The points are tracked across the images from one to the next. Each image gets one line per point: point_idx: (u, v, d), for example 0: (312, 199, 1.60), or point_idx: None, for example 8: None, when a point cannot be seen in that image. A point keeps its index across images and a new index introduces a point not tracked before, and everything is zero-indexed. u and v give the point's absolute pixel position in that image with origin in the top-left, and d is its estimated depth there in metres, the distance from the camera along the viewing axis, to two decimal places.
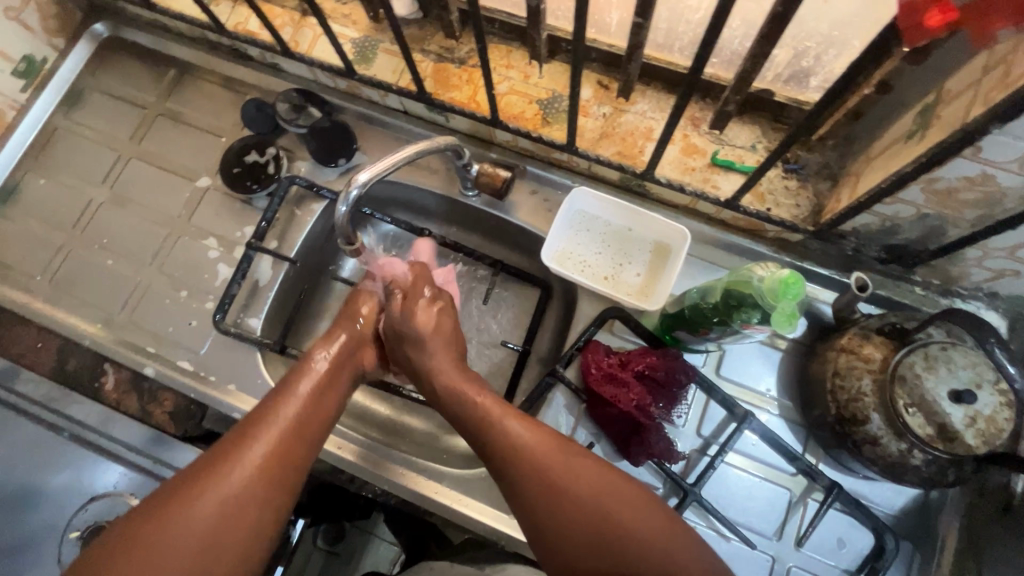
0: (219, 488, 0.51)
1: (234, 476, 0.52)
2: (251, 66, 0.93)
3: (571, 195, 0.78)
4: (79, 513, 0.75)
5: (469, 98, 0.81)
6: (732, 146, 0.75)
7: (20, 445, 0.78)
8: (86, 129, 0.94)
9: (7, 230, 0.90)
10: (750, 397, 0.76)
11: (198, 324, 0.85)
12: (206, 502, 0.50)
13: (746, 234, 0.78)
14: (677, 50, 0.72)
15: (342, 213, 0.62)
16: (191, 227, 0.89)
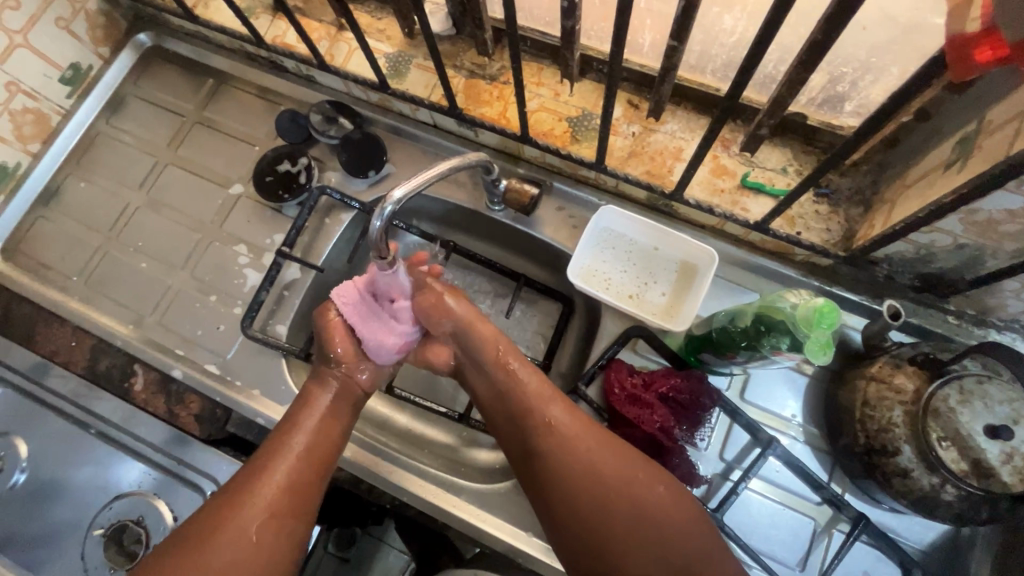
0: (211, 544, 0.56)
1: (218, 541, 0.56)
2: (287, 77, 0.96)
3: (598, 213, 0.78)
4: (103, 511, 0.77)
5: (500, 114, 0.82)
6: (762, 169, 0.74)
7: (49, 440, 0.80)
8: (126, 135, 0.97)
9: (48, 231, 0.93)
10: (775, 422, 0.75)
11: (225, 329, 0.86)
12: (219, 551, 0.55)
13: (774, 257, 0.77)
14: (710, 72, 0.72)
15: (376, 228, 0.58)
16: (223, 233, 0.91)
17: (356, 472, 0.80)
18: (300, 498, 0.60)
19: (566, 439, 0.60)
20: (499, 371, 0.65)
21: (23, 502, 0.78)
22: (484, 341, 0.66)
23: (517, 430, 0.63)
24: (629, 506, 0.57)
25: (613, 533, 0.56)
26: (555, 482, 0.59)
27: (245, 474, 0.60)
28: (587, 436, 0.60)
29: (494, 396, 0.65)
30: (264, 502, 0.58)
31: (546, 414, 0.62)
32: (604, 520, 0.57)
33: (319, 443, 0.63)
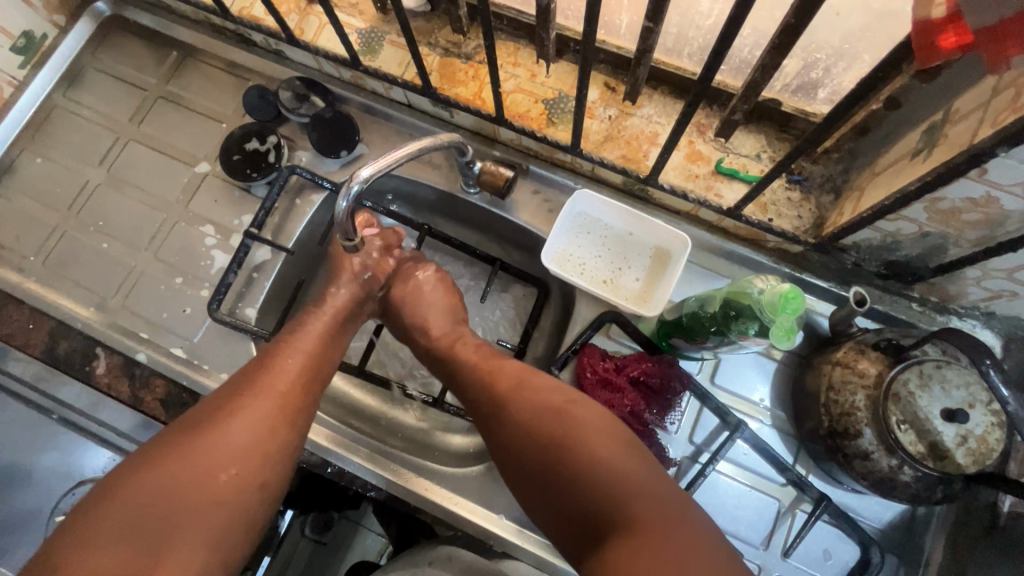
0: (228, 419, 0.57)
1: (238, 415, 0.57)
2: (255, 52, 0.92)
3: (573, 197, 0.78)
4: (68, 496, 0.80)
5: (475, 95, 0.80)
6: (736, 155, 0.74)
7: (11, 426, 0.82)
8: (85, 109, 0.93)
9: (1, 208, 0.89)
10: (743, 406, 0.76)
11: (192, 312, 0.84)
12: (241, 423, 0.57)
13: (747, 244, 0.78)
14: (686, 56, 0.72)
15: (343, 207, 0.59)
16: (189, 213, 0.88)
17: (327, 456, 0.79)
18: (305, 391, 0.62)
19: (551, 415, 0.57)
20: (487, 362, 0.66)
21: None
22: (448, 331, 0.71)
23: (461, 380, 0.66)
24: (541, 431, 0.57)
25: (526, 458, 0.57)
26: (489, 421, 0.61)
27: (260, 362, 0.63)
28: (515, 376, 0.63)
29: (485, 381, 0.63)
30: (283, 384, 0.61)
31: (536, 393, 0.60)
32: (522, 448, 0.57)
33: (324, 350, 0.67)
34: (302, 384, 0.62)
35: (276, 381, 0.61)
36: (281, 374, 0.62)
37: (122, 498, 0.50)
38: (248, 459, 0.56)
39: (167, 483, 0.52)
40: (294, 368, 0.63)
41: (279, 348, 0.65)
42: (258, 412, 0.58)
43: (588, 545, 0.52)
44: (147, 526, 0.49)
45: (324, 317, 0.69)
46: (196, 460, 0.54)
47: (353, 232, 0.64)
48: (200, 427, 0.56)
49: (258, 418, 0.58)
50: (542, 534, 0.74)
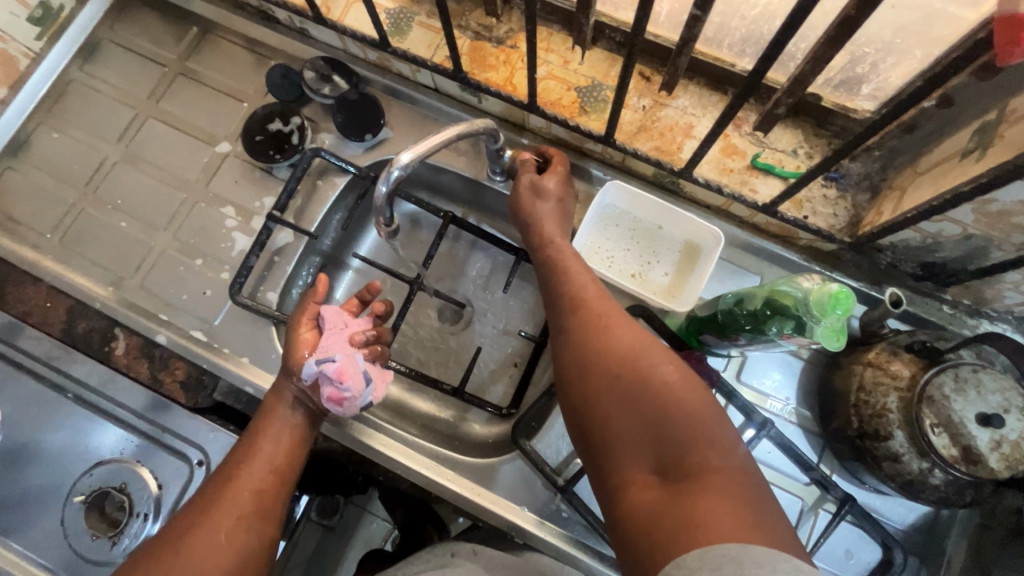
0: (183, 546, 0.57)
1: (194, 539, 0.58)
2: (277, 29, 0.90)
3: (603, 188, 0.76)
4: (85, 477, 0.77)
5: (506, 80, 0.78)
6: (772, 150, 0.73)
7: (24, 403, 0.79)
8: (102, 84, 0.91)
9: (17, 183, 0.87)
10: (769, 404, 0.76)
11: (212, 295, 0.83)
12: (195, 547, 0.57)
13: (779, 241, 0.77)
14: (727, 47, 0.70)
15: (382, 193, 0.62)
16: (209, 194, 0.86)
17: (348, 443, 0.79)
18: (267, 507, 0.62)
19: (619, 347, 0.55)
20: (565, 284, 0.65)
21: None
22: (561, 246, 0.69)
23: (556, 296, 0.64)
24: (607, 360, 0.55)
25: (602, 383, 0.54)
26: (566, 340, 0.60)
27: (221, 477, 0.63)
28: (605, 308, 0.61)
29: (565, 303, 0.63)
30: (237, 502, 0.61)
31: (608, 322, 0.58)
32: (601, 369, 0.55)
33: (287, 460, 0.66)
34: (260, 498, 0.62)
35: (232, 501, 0.61)
36: (237, 491, 0.61)
37: None
38: None
39: None
40: (257, 479, 0.63)
41: (238, 458, 0.65)
42: (215, 531, 0.58)
43: (640, 480, 0.49)
44: None
45: (284, 417, 0.68)
46: None
47: (389, 215, 0.67)
48: (159, 554, 0.57)
49: (217, 538, 0.58)
50: (564, 527, 0.74)
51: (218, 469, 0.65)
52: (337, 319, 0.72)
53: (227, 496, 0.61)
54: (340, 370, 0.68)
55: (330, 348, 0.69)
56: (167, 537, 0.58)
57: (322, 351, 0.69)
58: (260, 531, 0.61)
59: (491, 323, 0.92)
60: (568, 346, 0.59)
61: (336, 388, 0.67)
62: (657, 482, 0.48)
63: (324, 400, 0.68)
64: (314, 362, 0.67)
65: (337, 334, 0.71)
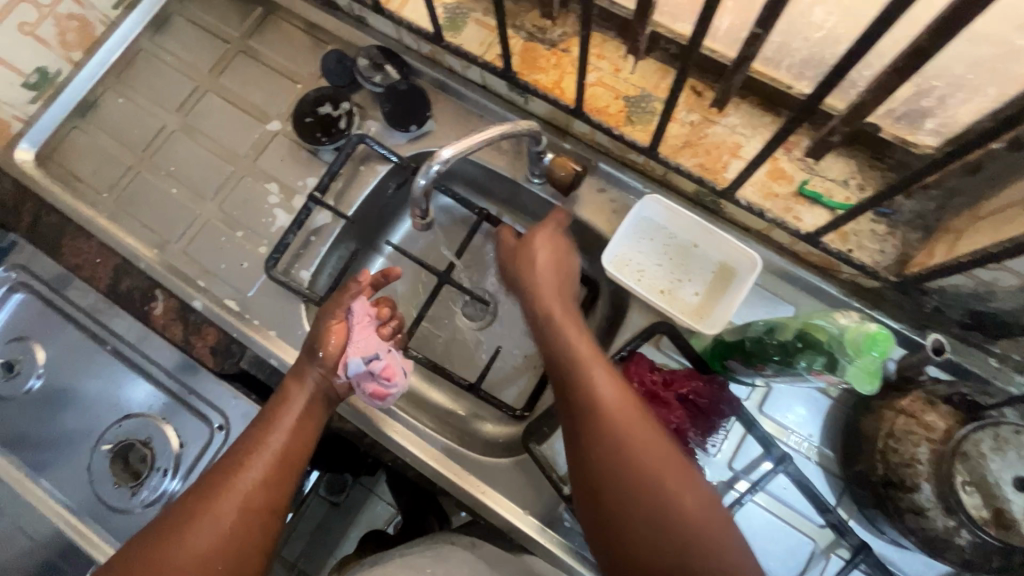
0: (187, 533, 0.59)
1: (198, 526, 0.59)
2: (337, 15, 0.92)
3: (641, 201, 0.75)
4: (114, 427, 0.82)
5: (555, 83, 0.78)
6: (822, 178, 0.71)
7: (68, 350, 0.85)
8: (168, 55, 0.95)
9: (82, 143, 0.92)
10: (790, 439, 0.74)
11: (249, 267, 0.85)
12: (198, 535, 0.59)
13: (818, 272, 0.74)
14: (785, 68, 0.68)
15: (420, 186, 0.63)
16: (256, 169, 0.89)
17: (360, 426, 0.80)
18: (276, 495, 0.63)
19: (611, 418, 0.56)
20: (558, 336, 0.63)
21: (40, 405, 0.84)
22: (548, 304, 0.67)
23: (550, 352, 0.63)
24: (608, 439, 0.56)
25: (605, 463, 0.55)
26: (564, 404, 0.60)
27: (231, 458, 0.64)
28: (596, 363, 0.60)
29: (557, 362, 0.62)
30: (241, 491, 0.61)
31: (593, 376, 0.59)
32: (602, 490, 0.55)
33: (295, 447, 0.66)
34: (265, 488, 0.63)
35: (235, 489, 0.61)
36: (245, 477, 0.62)
37: None
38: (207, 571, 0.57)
39: None
40: (269, 469, 0.63)
41: (249, 442, 0.65)
42: (218, 522, 0.60)
43: (638, 559, 0.53)
44: None
45: (297, 402, 0.69)
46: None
47: (426, 210, 0.68)
48: (163, 537, 0.59)
49: (220, 528, 0.59)
50: (565, 536, 0.74)
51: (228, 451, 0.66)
52: (364, 315, 0.75)
53: (233, 480, 0.62)
54: (387, 367, 0.73)
55: (370, 347, 0.73)
56: (179, 511, 0.60)
57: (364, 349, 0.72)
58: (267, 519, 0.62)
59: (515, 323, 0.92)
60: (565, 414, 0.60)
61: (383, 385, 0.73)
62: (657, 562, 0.53)
63: (368, 395, 0.73)
64: (362, 360, 0.71)
65: (370, 330, 0.74)
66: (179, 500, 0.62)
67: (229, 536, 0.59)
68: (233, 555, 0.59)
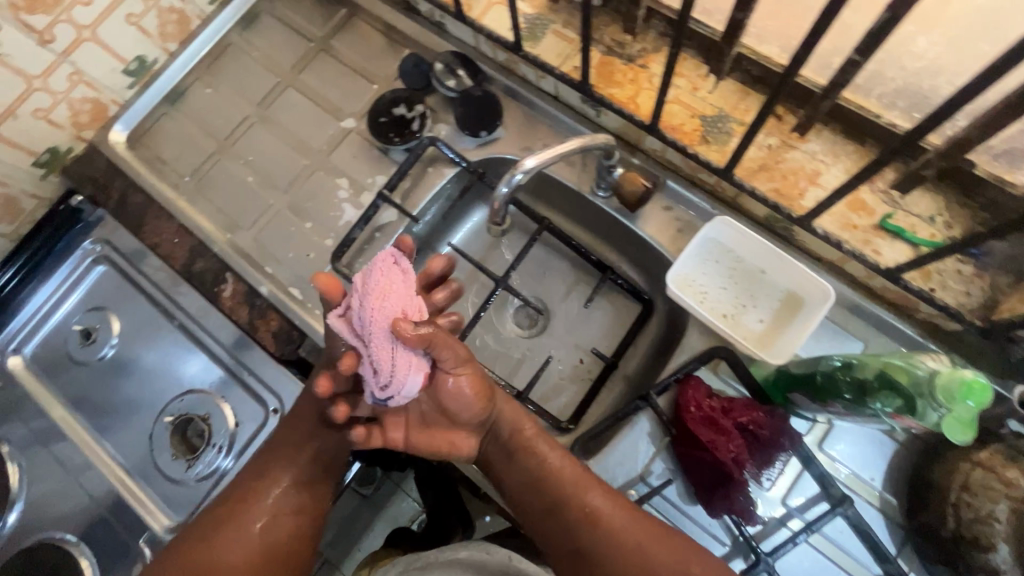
0: (226, 534, 0.68)
1: (235, 526, 0.69)
2: (417, 20, 0.94)
3: (711, 222, 0.74)
4: (176, 401, 0.86)
5: (630, 98, 0.78)
6: (906, 213, 0.68)
7: (142, 323, 0.91)
8: (255, 50, 0.99)
9: (170, 128, 0.97)
10: (851, 481, 0.71)
11: (315, 257, 0.88)
12: (230, 538, 0.68)
13: (894, 309, 0.71)
14: (875, 96, 0.66)
15: (501, 194, 0.66)
16: (329, 164, 0.92)
17: None
18: (311, 497, 0.72)
19: (609, 528, 0.65)
20: (530, 459, 0.68)
21: (113, 371, 0.90)
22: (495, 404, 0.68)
23: (525, 476, 0.68)
24: (599, 545, 0.64)
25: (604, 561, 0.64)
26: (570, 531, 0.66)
27: (262, 465, 0.72)
28: (579, 484, 0.67)
29: (530, 482, 0.68)
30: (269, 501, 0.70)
31: (588, 502, 0.66)
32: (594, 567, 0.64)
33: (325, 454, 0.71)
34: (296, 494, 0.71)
35: (272, 490, 0.70)
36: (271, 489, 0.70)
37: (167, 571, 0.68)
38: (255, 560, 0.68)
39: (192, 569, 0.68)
40: (297, 476, 0.71)
41: (275, 450, 0.72)
42: (250, 524, 0.69)
43: None
44: None
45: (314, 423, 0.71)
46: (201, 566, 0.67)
47: (503, 217, 0.71)
48: (209, 536, 0.69)
49: (252, 528, 0.69)
50: None
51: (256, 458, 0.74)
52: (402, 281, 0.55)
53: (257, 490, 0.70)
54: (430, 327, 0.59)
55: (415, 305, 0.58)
56: (215, 514, 0.70)
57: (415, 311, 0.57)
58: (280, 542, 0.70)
59: (566, 334, 0.92)
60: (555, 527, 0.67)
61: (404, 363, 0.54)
62: None
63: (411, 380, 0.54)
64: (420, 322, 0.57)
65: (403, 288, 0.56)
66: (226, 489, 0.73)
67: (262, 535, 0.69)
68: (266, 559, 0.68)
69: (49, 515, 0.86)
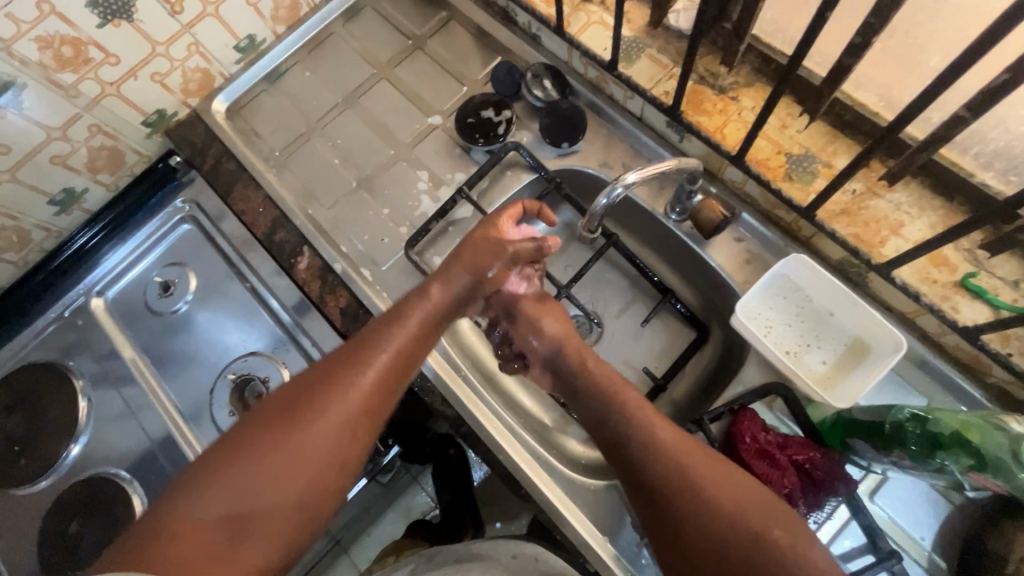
0: (309, 426, 0.63)
1: (318, 417, 0.64)
2: (513, 30, 0.98)
3: (784, 259, 0.74)
4: (240, 360, 0.92)
5: (717, 128, 0.79)
6: (990, 274, 0.67)
7: (217, 284, 0.97)
8: (355, 42, 1.04)
9: (267, 105, 1.03)
10: (898, 535, 0.70)
11: (389, 243, 0.92)
12: (313, 436, 0.63)
13: (964, 370, 0.70)
14: (972, 155, 0.66)
15: (601, 204, 0.72)
16: (411, 156, 0.96)
17: (462, 416, 0.81)
18: (387, 396, 0.68)
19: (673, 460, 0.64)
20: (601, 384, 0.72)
21: (184, 325, 0.96)
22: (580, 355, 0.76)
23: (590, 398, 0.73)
24: (665, 474, 0.63)
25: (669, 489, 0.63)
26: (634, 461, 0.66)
27: (342, 357, 0.69)
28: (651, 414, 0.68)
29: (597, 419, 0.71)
30: (358, 395, 0.66)
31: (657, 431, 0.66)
32: (688, 543, 0.61)
33: (410, 352, 0.71)
34: (379, 392, 0.67)
35: (359, 385, 0.66)
36: (360, 382, 0.67)
37: (226, 476, 0.60)
38: (318, 458, 0.63)
39: (261, 474, 0.60)
40: (382, 371, 0.68)
41: (361, 340, 0.70)
42: (337, 420, 0.64)
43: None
44: (235, 510, 0.58)
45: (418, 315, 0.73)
46: (280, 460, 0.61)
47: (596, 226, 0.77)
48: (281, 429, 0.63)
49: (332, 422, 0.64)
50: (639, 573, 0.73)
51: (331, 354, 0.70)
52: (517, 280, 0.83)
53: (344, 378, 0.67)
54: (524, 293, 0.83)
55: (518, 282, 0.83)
56: (294, 400, 0.65)
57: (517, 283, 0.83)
58: (352, 439, 0.65)
59: (618, 351, 0.92)
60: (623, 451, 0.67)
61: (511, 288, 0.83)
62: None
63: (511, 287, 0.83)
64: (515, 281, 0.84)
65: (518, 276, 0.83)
66: (251, 425, 0.64)
67: (346, 432, 0.64)
68: (335, 457, 0.64)
69: (107, 449, 0.91)
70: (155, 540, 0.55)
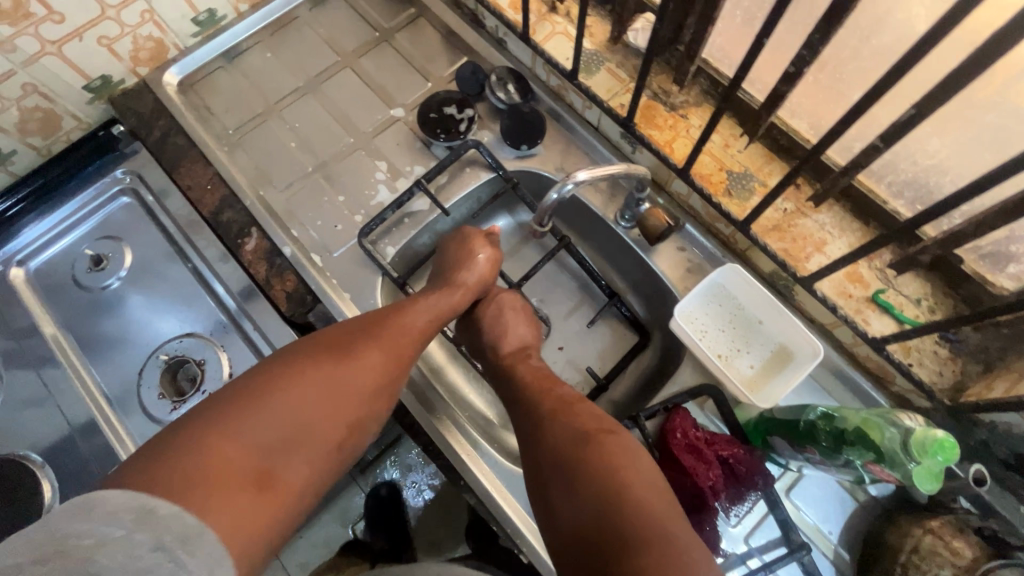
0: (350, 364, 0.60)
1: (361, 360, 0.61)
2: (481, 33, 1.00)
3: (719, 268, 0.79)
4: (175, 341, 0.89)
5: (667, 142, 0.84)
6: (897, 292, 0.74)
7: (155, 261, 0.93)
8: (320, 28, 1.03)
9: (223, 81, 1.00)
10: (809, 530, 0.75)
11: (342, 230, 0.91)
12: (355, 372, 0.60)
13: (870, 377, 0.77)
14: (886, 183, 0.73)
15: (552, 198, 0.75)
16: (371, 146, 0.96)
17: (405, 407, 0.81)
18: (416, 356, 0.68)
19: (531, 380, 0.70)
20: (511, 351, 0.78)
21: (114, 302, 0.91)
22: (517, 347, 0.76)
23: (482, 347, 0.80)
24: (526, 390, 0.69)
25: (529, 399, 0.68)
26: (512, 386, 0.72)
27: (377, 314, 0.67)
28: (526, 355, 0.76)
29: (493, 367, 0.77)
30: (397, 346, 0.65)
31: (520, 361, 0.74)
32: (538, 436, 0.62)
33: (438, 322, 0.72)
34: (412, 347, 0.67)
35: (395, 337, 0.65)
36: (397, 336, 0.66)
37: (265, 400, 0.54)
38: (358, 399, 0.60)
39: (298, 402, 0.55)
40: (416, 332, 0.68)
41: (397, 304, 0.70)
42: (376, 365, 0.62)
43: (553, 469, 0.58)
44: (274, 434, 0.52)
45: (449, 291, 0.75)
46: (321, 393, 0.57)
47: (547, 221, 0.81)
48: (321, 364, 0.59)
49: (372, 365, 0.62)
50: None
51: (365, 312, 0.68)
52: None
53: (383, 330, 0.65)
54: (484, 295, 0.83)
55: None
56: (331, 344, 0.62)
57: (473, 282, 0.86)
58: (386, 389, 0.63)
59: (563, 350, 0.95)
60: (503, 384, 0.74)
61: None
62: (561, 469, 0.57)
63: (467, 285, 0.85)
64: None
65: None
66: (285, 359, 0.59)
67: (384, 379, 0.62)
68: (371, 401, 0.61)
69: (13, 429, 0.84)
70: (174, 454, 0.47)
